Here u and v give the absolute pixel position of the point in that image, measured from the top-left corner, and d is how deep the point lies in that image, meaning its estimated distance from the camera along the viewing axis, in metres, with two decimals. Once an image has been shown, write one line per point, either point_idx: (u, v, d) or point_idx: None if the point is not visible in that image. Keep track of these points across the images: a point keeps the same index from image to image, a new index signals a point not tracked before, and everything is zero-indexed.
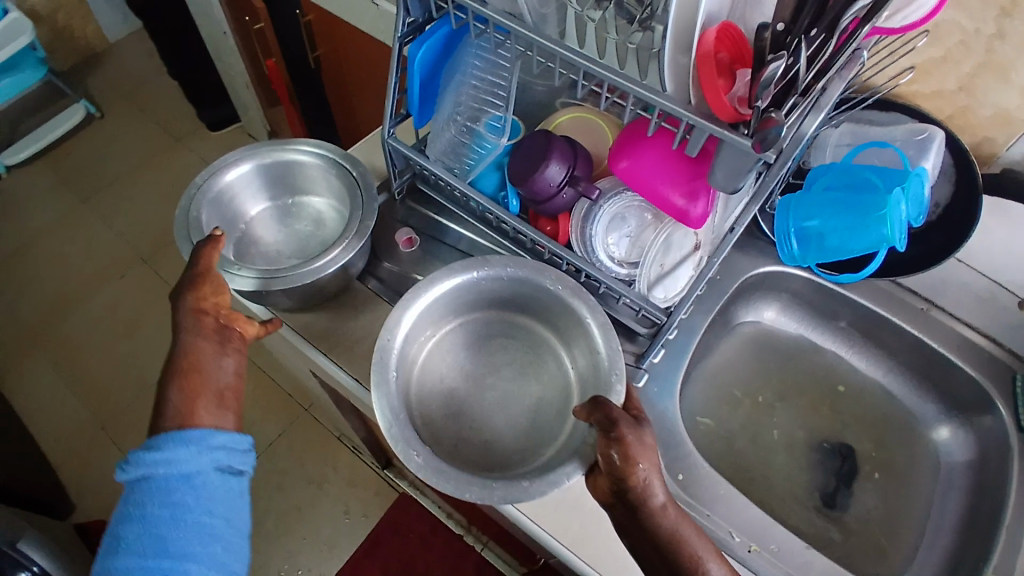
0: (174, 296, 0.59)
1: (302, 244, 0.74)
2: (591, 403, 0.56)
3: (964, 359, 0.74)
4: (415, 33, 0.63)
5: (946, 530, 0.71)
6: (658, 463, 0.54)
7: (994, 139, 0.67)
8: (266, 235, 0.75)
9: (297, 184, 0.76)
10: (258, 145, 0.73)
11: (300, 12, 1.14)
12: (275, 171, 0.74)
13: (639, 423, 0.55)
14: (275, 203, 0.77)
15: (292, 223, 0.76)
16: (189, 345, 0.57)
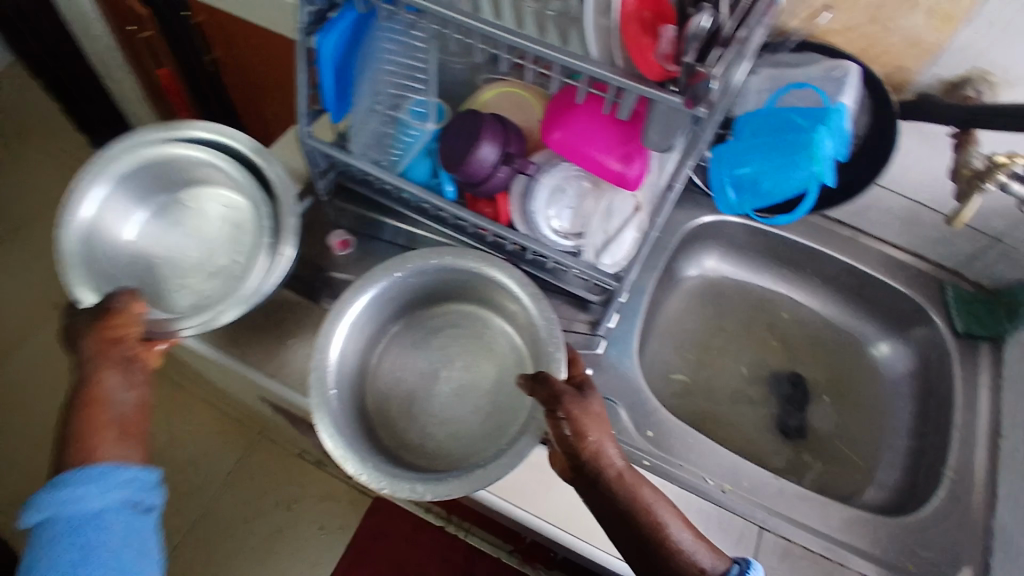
0: (78, 323, 0.58)
1: (207, 243, 0.71)
2: (531, 379, 0.57)
3: (895, 278, 0.88)
4: (320, 22, 0.61)
5: (902, 435, 0.85)
6: (608, 432, 0.56)
7: (906, 67, 0.69)
8: (166, 242, 0.71)
9: (193, 179, 0.72)
10: (138, 143, 0.68)
11: (189, 13, 1.10)
12: (165, 167, 0.70)
13: (582, 394, 0.56)
14: (168, 199, 0.72)
15: (192, 219, 0.72)
16: (93, 374, 0.56)
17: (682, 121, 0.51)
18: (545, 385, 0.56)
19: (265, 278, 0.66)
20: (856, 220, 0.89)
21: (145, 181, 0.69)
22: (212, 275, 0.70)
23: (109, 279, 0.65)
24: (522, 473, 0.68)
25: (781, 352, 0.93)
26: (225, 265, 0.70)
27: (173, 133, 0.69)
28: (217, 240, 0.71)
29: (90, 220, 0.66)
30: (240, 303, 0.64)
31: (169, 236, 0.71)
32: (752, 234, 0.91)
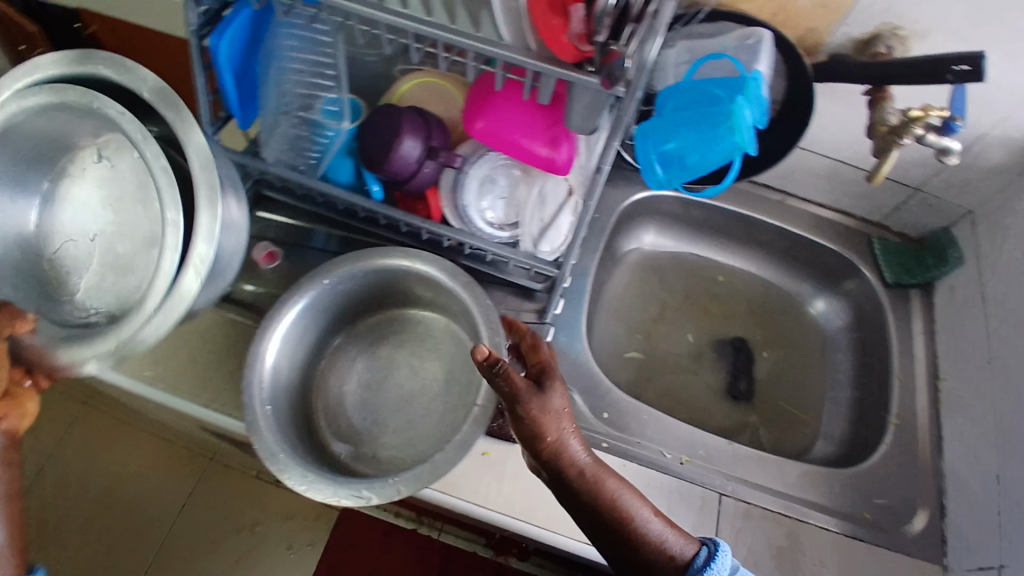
0: None
1: (133, 219, 0.56)
2: (493, 367, 0.49)
3: (825, 236, 0.90)
4: (212, 23, 0.58)
5: (845, 386, 0.88)
6: (570, 429, 0.54)
7: (816, 30, 0.70)
8: (84, 223, 0.57)
9: (97, 135, 0.56)
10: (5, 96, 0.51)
11: (81, 24, 1.02)
12: (53, 121, 0.53)
13: (543, 391, 0.54)
14: (75, 164, 0.57)
15: (110, 187, 0.57)
16: None
17: (603, 102, 0.50)
18: (507, 377, 0.50)
19: (162, 313, 0.47)
20: (783, 184, 0.91)
21: (30, 138, 0.53)
22: (126, 270, 0.55)
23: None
24: (481, 470, 0.67)
25: (725, 319, 0.95)
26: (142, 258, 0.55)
27: (62, 70, 0.52)
28: (128, 225, 0.56)
29: None
30: (139, 335, 0.47)
31: (72, 213, 0.57)
32: (683, 205, 0.92)
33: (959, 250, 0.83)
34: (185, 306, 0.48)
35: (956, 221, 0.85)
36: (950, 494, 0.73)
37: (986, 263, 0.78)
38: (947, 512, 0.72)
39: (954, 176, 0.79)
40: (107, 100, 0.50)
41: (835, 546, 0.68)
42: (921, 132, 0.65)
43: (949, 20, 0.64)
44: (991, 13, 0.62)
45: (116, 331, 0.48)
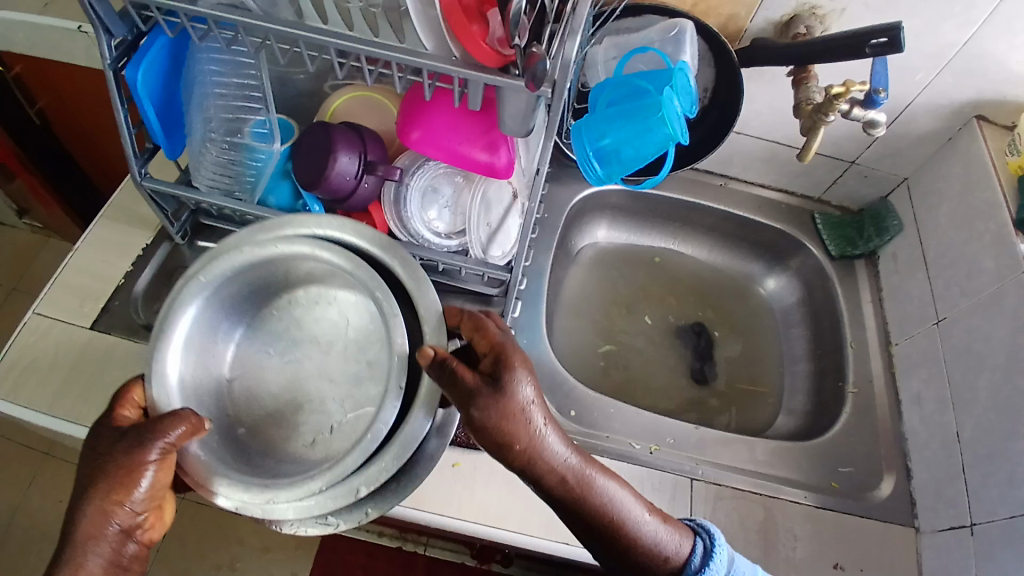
0: (87, 476, 0.46)
1: (328, 367, 0.54)
2: (440, 365, 0.46)
3: (768, 216, 0.92)
4: (130, 52, 0.57)
5: (802, 360, 0.90)
6: (544, 433, 0.49)
7: (738, 15, 0.72)
8: (275, 355, 0.55)
9: (312, 272, 0.54)
10: (264, 233, 0.51)
11: (4, 66, 0.99)
12: (287, 262, 0.52)
13: (502, 392, 0.47)
14: (271, 289, 0.55)
15: (307, 324, 0.55)
16: (78, 559, 0.45)
17: (535, 104, 0.50)
18: (458, 377, 0.46)
19: (332, 493, 0.45)
20: (723, 168, 0.93)
21: (262, 275, 0.53)
22: (292, 422, 0.52)
23: (183, 379, 0.49)
24: (451, 482, 0.66)
25: (682, 306, 0.96)
26: (320, 417, 0.53)
27: (327, 228, 0.52)
28: (340, 365, 0.54)
29: (183, 342, 0.49)
30: (300, 511, 0.45)
31: (278, 337, 0.55)
32: (629, 198, 0.93)
33: (897, 217, 0.87)
34: (356, 496, 0.45)
35: (892, 190, 0.89)
36: (914, 456, 0.75)
37: (926, 230, 0.82)
38: (914, 473, 0.74)
39: (885, 146, 0.83)
40: (393, 304, 0.49)
41: (808, 518, 0.69)
42: (846, 106, 0.67)
43: None
44: None
45: (272, 492, 0.45)
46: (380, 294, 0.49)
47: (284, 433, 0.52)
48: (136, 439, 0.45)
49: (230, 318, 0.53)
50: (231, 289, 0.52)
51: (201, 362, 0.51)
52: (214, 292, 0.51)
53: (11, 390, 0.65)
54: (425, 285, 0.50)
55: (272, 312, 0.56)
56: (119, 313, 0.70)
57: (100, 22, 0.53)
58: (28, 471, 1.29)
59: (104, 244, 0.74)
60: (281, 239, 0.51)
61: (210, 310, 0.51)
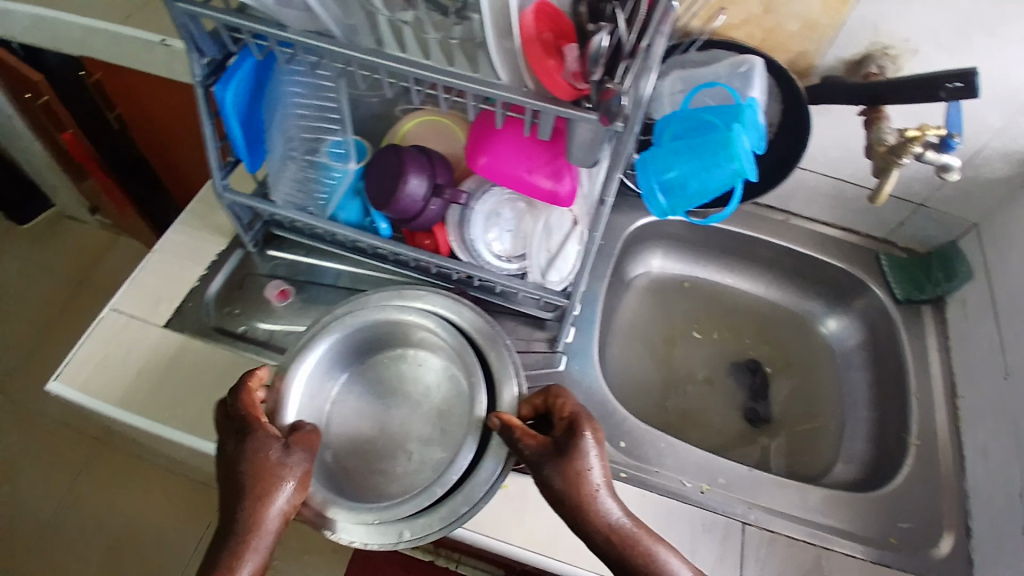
0: (248, 469, 0.50)
1: (409, 422, 0.63)
2: (506, 430, 0.54)
3: (831, 254, 0.90)
4: (217, 72, 0.61)
5: (863, 405, 0.87)
6: (602, 494, 0.51)
7: (806, 52, 0.72)
8: (368, 410, 0.64)
9: (426, 341, 0.64)
10: (409, 302, 0.63)
11: (86, 72, 1.07)
12: (416, 329, 0.64)
13: (566, 451, 0.52)
14: (389, 342, 0.66)
15: (405, 385, 0.65)
16: (235, 553, 0.48)
17: (603, 136, 0.51)
18: (521, 441, 0.53)
19: (382, 528, 0.53)
20: (784, 204, 0.91)
21: (392, 331, 0.64)
22: (370, 464, 0.61)
23: (302, 392, 0.59)
24: (498, 505, 0.66)
25: (736, 341, 0.95)
26: (394, 461, 0.61)
27: (461, 317, 0.63)
28: (426, 418, 0.63)
29: (319, 363, 0.61)
30: (351, 531, 0.53)
31: (381, 387, 0.65)
32: (688, 229, 0.93)
33: (968, 263, 0.84)
34: (399, 538, 0.53)
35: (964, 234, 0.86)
36: (976, 513, 0.72)
37: (998, 277, 0.78)
38: (976, 533, 0.71)
39: (957, 188, 0.80)
40: (481, 392, 0.58)
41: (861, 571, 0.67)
42: (920, 150, 0.65)
43: (936, 35, 0.66)
44: (979, 25, 0.63)
45: (336, 509, 0.54)
46: (476, 378, 0.59)
47: (360, 468, 0.60)
48: (307, 461, 0.52)
49: (348, 356, 0.64)
50: (362, 334, 0.64)
51: (320, 384, 0.62)
52: (344, 335, 0.62)
53: (85, 382, 0.69)
54: (512, 379, 0.59)
55: (372, 363, 0.66)
56: (192, 315, 0.74)
57: (193, 44, 0.57)
58: (81, 461, 1.38)
59: (177, 248, 0.78)
60: (411, 312, 0.62)
61: (338, 345, 0.63)
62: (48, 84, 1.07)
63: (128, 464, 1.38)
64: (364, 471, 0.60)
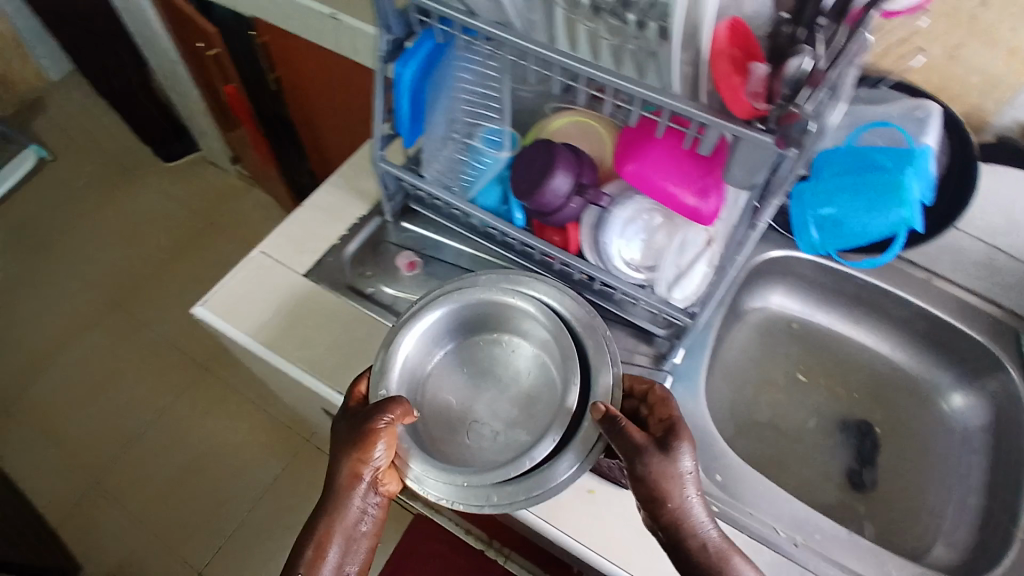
0: (340, 436, 0.59)
1: (498, 404, 0.65)
2: (610, 421, 0.54)
3: (970, 325, 0.84)
4: (397, 50, 0.64)
5: (975, 490, 0.80)
6: (694, 497, 0.54)
7: (984, 108, 0.68)
8: (461, 386, 0.66)
9: (525, 324, 0.65)
10: (515, 284, 0.64)
11: (255, 32, 1.14)
12: (519, 312, 0.64)
13: (667, 453, 0.54)
14: (491, 322, 0.67)
15: (498, 368, 0.67)
16: (337, 502, 0.58)
17: (767, 160, 0.49)
18: (625, 433, 0.54)
19: (469, 491, 0.55)
20: (927, 263, 0.86)
21: (495, 311, 0.65)
22: (458, 436, 0.62)
23: (405, 362, 0.62)
24: (585, 509, 0.67)
25: (845, 396, 0.90)
26: (480, 436, 0.63)
27: (564, 305, 0.62)
28: (514, 401, 0.65)
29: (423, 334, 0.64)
30: (441, 489, 0.55)
31: (475, 368, 0.67)
32: (821, 271, 0.89)
33: None
34: (486, 501, 0.54)
35: None
36: None
37: None
38: None
39: None
40: (575, 385, 0.58)
41: None
42: None
43: None
44: None
45: (429, 466, 0.56)
46: (571, 364, 0.59)
47: (448, 437, 0.62)
48: (383, 427, 0.56)
49: (450, 331, 0.67)
50: (467, 310, 0.65)
51: (421, 355, 0.65)
52: (449, 307, 0.64)
53: (228, 311, 0.76)
54: (606, 370, 0.58)
55: (470, 342, 0.68)
56: (330, 269, 0.79)
57: (383, 20, 0.60)
58: (191, 381, 1.67)
59: (323, 206, 0.84)
60: (513, 291, 0.63)
61: (442, 318, 0.65)
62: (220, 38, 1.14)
63: (227, 394, 1.64)
64: (454, 441, 0.62)
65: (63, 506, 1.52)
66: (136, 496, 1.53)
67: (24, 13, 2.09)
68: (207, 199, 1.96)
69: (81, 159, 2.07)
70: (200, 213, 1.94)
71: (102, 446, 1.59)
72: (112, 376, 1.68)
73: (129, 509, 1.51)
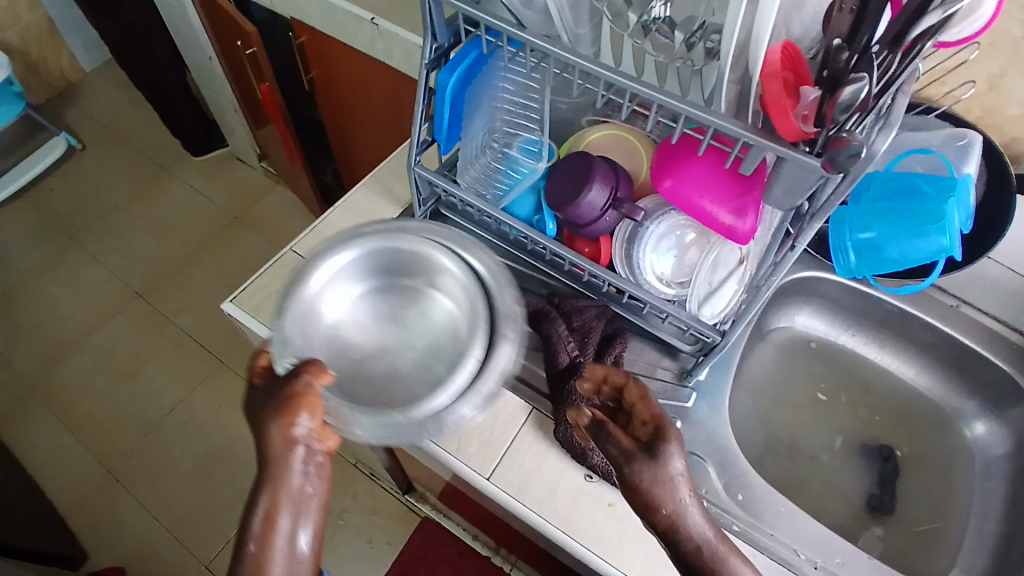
0: (264, 406, 0.51)
1: (404, 339, 0.62)
2: (597, 427, 0.54)
3: (995, 352, 0.83)
4: (441, 58, 0.64)
5: (993, 517, 0.79)
6: (688, 501, 0.52)
7: (1022, 139, 0.69)
8: (363, 324, 0.62)
9: (433, 270, 0.63)
10: (423, 232, 0.63)
11: (293, 34, 1.15)
12: (426, 260, 0.63)
13: (655, 457, 0.52)
14: (392, 266, 0.63)
15: (401, 306, 0.63)
16: (280, 471, 0.50)
17: (809, 185, 0.49)
18: (611, 439, 0.53)
19: (391, 429, 0.55)
20: (955, 289, 0.86)
21: (400, 258, 0.63)
22: (370, 376, 0.59)
23: (300, 313, 0.59)
24: (606, 523, 0.66)
25: (866, 419, 0.90)
26: (390, 371, 0.60)
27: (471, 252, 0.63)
28: (418, 336, 0.61)
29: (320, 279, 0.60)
30: (363, 430, 0.55)
31: (373, 309, 0.62)
32: (849, 294, 0.89)
33: None
34: (409, 434, 0.55)
35: None
36: None
37: None
38: None
39: None
40: (484, 333, 0.58)
41: None
42: None
43: None
44: None
45: (347, 413, 0.55)
46: (481, 305, 0.59)
47: (359, 379, 0.59)
48: (310, 390, 0.50)
49: (350, 275, 0.62)
50: (371, 256, 0.62)
51: (315, 303, 0.60)
52: (361, 254, 0.62)
53: (258, 308, 0.76)
54: (517, 315, 0.60)
55: (378, 285, 0.63)
56: None
57: (430, 30, 0.61)
58: (205, 373, 1.68)
59: (355, 208, 0.85)
60: (440, 249, 0.62)
61: (349, 266, 0.62)
62: (258, 38, 1.16)
63: (240, 387, 1.66)
64: (363, 383, 0.59)
65: (75, 492, 1.53)
66: (145, 484, 1.54)
67: (66, 7, 2.14)
68: (232, 195, 1.99)
69: (110, 150, 2.11)
70: (223, 208, 1.96)
71: (115, 432, 1.61)
72: (129, 364, 1.70)
73: (138, 496, 1.53)
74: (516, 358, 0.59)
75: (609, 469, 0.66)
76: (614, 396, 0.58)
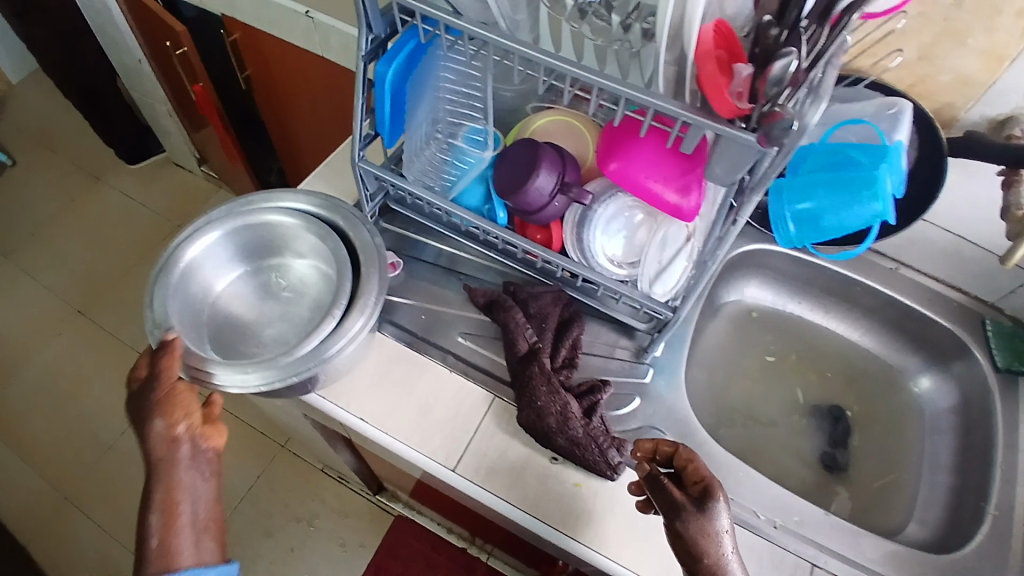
0: (142, 413, 0.62)
1: (285, 310, 0.72)
2: (651, 477, 0.61)
3: (938, 311, 0.87)
4: (378, 50, 0.63)
5: (943, 468, 0.83)
6: (730, 554, 0.57)
7: (953, 104, 0.72)
8: (244, 300, 0.73)
9: (293, 239, 0.73)
10: (276, 206, 0.73)
11: (226, 31, 1.11)
12: (287, 230, 0.73)
13: (704, 512, 0.57)
14: (259, 245, 0.74)
15: (274, 282, 0.74)
16: (166, 478, 0.61)
17: (749, 161, 0.50)
18: (663, 489, 0.60)
19: (265, 374, 0.63)
20: (896, 253, 0.90)
21: (263, 235, 0.73)
22: (253, 342, 0.70)
23: (173, 292, 0.67)
24: (572, 502, 0.67)
25: (819, 383, 0.93)
26: (272, 336, 0.70)
27: (327, 211, 0.73)
28: (294, 306, 0.72)
29: (191, 262, 0.69)
30: (235, 380, 0.62)
31: (247, 289, 0.74)
32: (797, 265, 0.93)
33: None
34: (288, 374, 0.63)
35: None
36: None
37: None
38: None
39: None
40: (347, 275, 0.68)
41: None
42: None
43: None
44: None
45: (215, 366, 0.63)
46: (342, 253, 0.69)
47: (242, 345, 0.69)
48: (170, 373, 0.61)
49: (222, 261, 0.72)
50: (234, 238, 0.72)
51: (187, 284, 0.69)
52: (221, 234, 0.71)
53: None
54: (373, 262, 0.69)
55: (251, 266, 0.74)
56: None
57: (364, 20, 0.60)
58: None
59: None
60: (292, 214, 0.72)
61: (214, 249, 0.71)
62: (188, 36, 1.11)
63: None
64: (247, 349, 0.69)
65: (29, 523, 1.47)
66: (101, 505, 1.49)
67: None
68: (173, 202, 1.92)
69: (39, 161, 2.01)
70: (164, 215, 1.89)
71: (65, 455, 1.54)
72: (75, 384, 1.63)
73: (94, 519, 1.47)
74: (377, 291, 0.68)
75: (572, 450, 0.66)
76: (668, 461, 0.63)
